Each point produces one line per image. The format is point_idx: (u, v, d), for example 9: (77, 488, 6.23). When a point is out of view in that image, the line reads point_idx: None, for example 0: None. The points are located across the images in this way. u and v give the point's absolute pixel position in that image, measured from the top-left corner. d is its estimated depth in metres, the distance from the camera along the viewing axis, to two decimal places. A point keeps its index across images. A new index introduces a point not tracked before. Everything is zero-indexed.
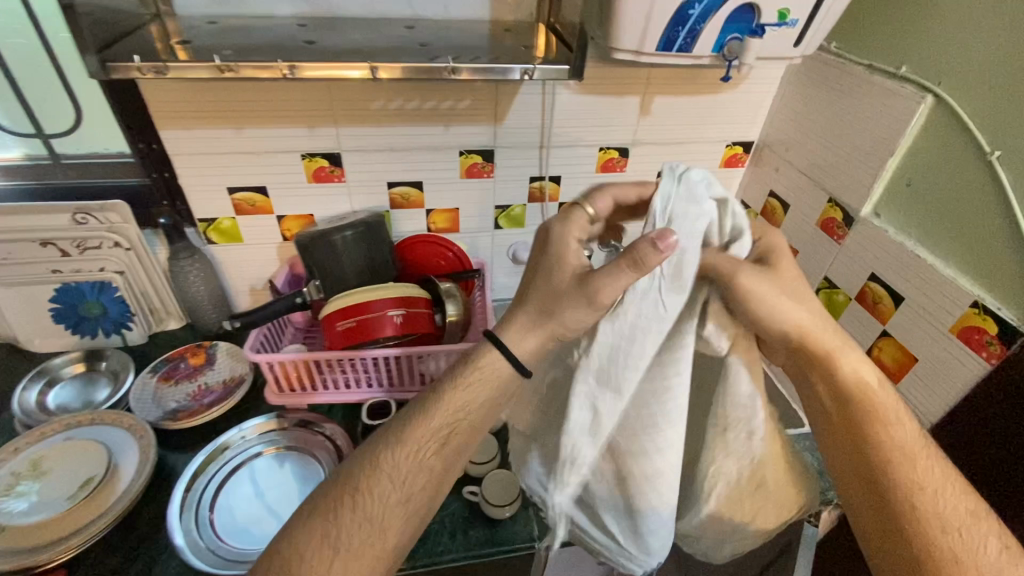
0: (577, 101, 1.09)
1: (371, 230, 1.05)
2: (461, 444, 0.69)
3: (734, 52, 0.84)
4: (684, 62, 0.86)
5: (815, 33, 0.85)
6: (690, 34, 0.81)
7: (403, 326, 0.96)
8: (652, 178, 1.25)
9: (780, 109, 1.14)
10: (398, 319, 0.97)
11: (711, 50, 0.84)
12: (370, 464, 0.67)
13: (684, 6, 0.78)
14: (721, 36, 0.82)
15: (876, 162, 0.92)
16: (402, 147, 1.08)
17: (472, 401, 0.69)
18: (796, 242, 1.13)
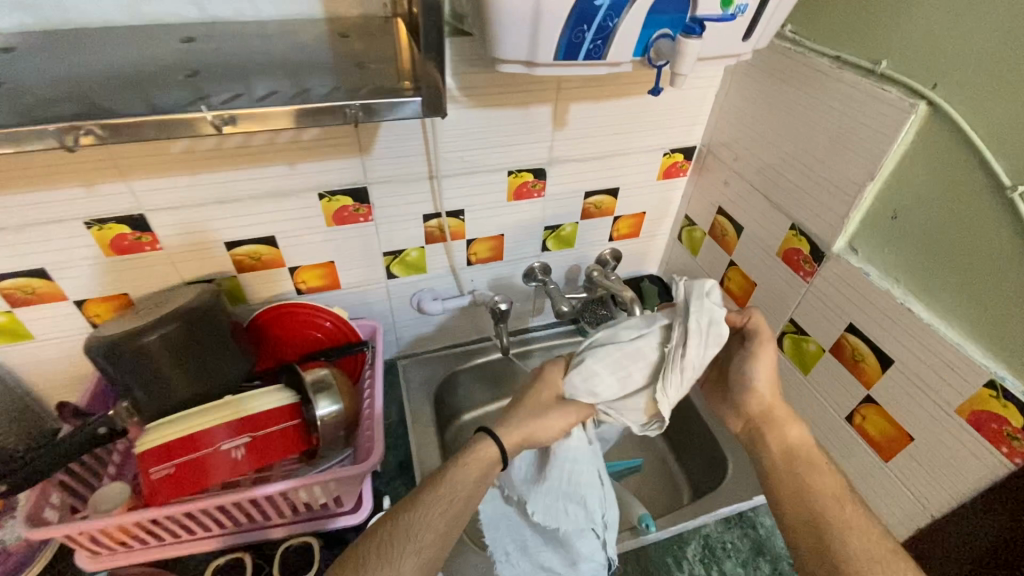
0: (469, 117, 0.82)
1: (205, 320, 0.77)
2: (455, 521, 0.68)
3: (664, 57, 0.60)
4: (596, 71, 0.61)
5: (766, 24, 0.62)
6: (598, 35, 0.56)
7: (244, 462, 0.73)
8: (578, 200, 1.01)
9: (726, 108, 0.92)
10: (240, 451, 0.73)
11: (632, 55, 0.60)
12: (401, 514, 0.68)
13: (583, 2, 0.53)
14: (641, 36, 0.58)
15: (851, 188, 0.72)
16: (234, 196, 0.79)
17: (471, 480, 0.72)
18: (753, 272, 0.93)
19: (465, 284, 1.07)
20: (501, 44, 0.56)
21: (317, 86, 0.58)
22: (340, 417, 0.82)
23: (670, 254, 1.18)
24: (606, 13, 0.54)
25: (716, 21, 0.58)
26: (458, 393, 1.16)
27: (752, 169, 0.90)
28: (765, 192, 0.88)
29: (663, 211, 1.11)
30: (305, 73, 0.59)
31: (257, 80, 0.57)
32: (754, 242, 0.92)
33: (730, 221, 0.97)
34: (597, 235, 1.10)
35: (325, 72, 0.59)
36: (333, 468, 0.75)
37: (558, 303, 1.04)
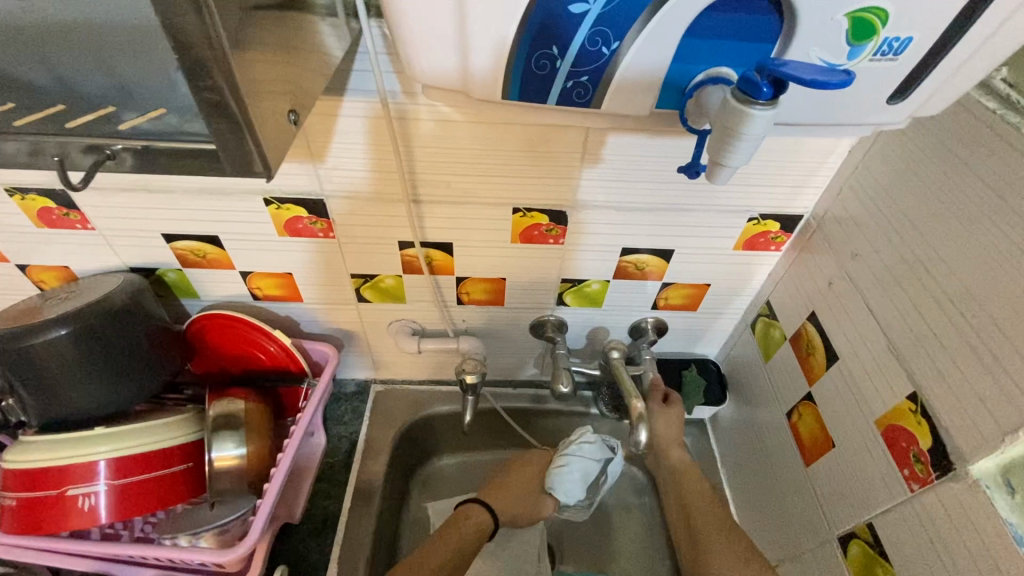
0: (459, 132, 0.59)
1: (113, 328, 0.67)
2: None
3: (714, 123, 0.39)
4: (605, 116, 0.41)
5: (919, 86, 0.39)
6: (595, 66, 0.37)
7: (95, 517, 0.62)
8: (612, 256, 0.75)
9: (865, 179, 0.59)
10: (90, 504, 0.62)
11: (657, 106, 0.41)
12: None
13: (544, 5, 0.33)
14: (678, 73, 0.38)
15: None
16: (162, 186, 0.65)
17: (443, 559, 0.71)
18: (835, 427, 0.63)
19: (455, 323, 0.86)
20: (410, 47, 0.37)
21: (109, 94, 0.37)
22: (243, 466, 0.69)
23: (736, 340, 0.87)
24: (593, 27, 0.35)
25: (806, 84, 0.33)
26: (434, 436, 0.99)
27: (873, 281, 0.58)
28: (883, 323, 0.56)
29: (737, 287, 0.80)
30: (105, 59, 0.37)
31: (52, 62, 0.37)
32: (847, 384, 0.61)
33: (823, 340, 0.66)
34: (635, 300, 0.82)
35: (127, 60, 0.36)
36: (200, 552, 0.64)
37: (557, 381, 0.80)
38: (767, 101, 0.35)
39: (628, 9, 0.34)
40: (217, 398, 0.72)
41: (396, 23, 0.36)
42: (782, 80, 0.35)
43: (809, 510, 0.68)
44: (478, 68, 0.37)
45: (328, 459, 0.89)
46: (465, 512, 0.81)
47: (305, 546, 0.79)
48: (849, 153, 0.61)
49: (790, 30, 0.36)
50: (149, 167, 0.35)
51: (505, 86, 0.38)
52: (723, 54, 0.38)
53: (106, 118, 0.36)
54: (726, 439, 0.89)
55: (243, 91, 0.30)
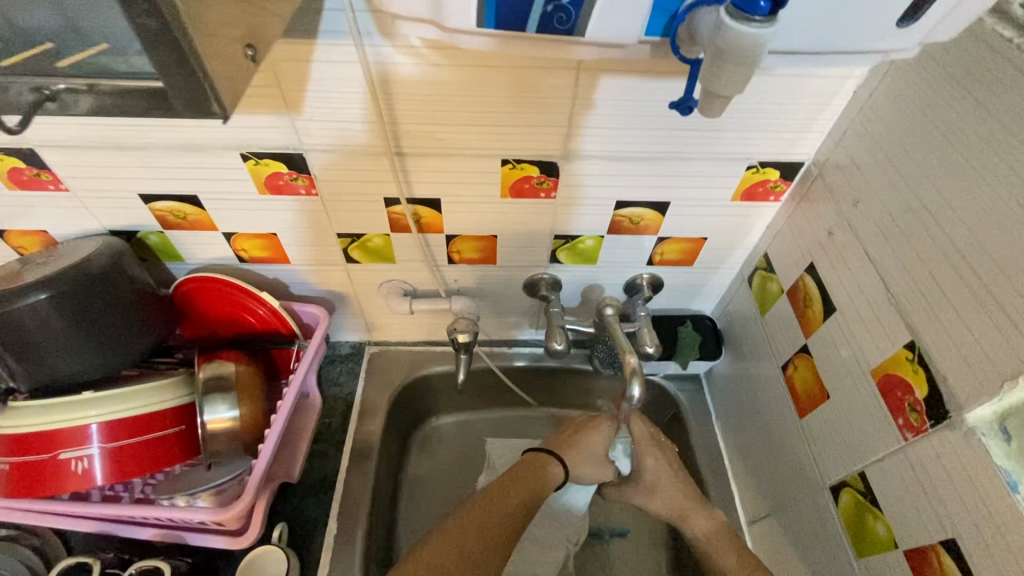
0: (442, 78, 0.56)
1: (95, 292, 0.66)
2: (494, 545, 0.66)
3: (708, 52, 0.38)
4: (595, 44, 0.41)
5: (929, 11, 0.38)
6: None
7: (90, 479, 0.62)
8: (606, 209, 0.72)
9: (869, 121, 0.56)
10: (83, 466, 0.62)
11: (646, 33, 0.41)
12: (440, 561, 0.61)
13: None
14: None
15: None
16: (132, 142, 0.62)
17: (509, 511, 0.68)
18: (830, 379, 0.62)
19: (447, 283, 0.85)
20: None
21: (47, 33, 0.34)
22: (237, 428, 0.69)
23: (732, 295, 0.86)
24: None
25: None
26: (430, 397, 0.99)
27: (874, 230, 0.56)
28: (883, 272, 0.55)
29: (734, 240, 0.78)
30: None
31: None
32: (844, 336, 0.60)
33: (820, 291, 0.64)
34: (630, 256, 0.80)
35: None
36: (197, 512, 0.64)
37: (551, 339, 0.79)
38: (765, 18, 0.34)
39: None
40: (206, 360, 0.71)
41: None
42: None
43: (802, 461, 0.68)
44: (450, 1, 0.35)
45: (324, 420, 0.89)
46: (535, 462, 0.76)
47: (304, 505, 0.80)
48: (854, 94, 0.58)
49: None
50: (99, 111, 0.32)
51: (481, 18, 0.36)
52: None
53: (49, 56, 0.33)
54: (721, 394, 0.89)
55: (191, 22, 0.27)
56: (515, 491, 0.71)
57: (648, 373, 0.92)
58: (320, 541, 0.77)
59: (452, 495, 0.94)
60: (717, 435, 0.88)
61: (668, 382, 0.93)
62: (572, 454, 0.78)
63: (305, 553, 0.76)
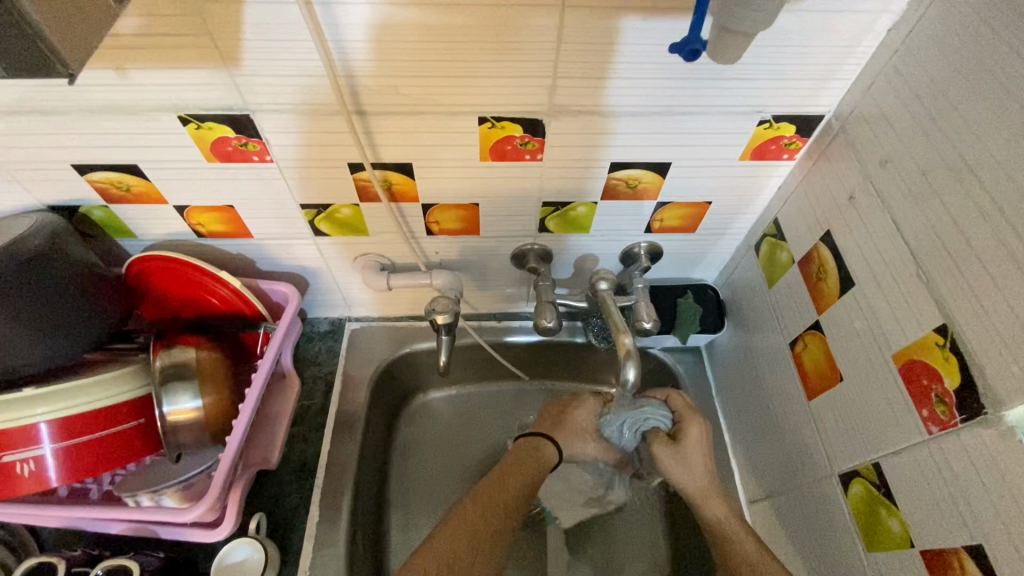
0: (398, 20, 0.47)
1: (29, 279, 0.59)
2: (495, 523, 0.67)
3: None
4: None
5: None
6: None
7: (42, 482, 0.58)
8: (599, 173, 0.65)
9: (906, 65, 0.48)
10: (34, 469, 0.57)
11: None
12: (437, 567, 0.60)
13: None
14: None
15: None
16: (51, 105, 0.53)
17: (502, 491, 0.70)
18: (845, 360, 0.56)
19: (428, 256, 0.78)
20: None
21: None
22: (202, 419, 0.64)
23: (737, 263, 0.79)
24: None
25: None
26: (417, 374, 0.94)
27: (904, 194, 0.49)
28: (913, 245, 0.48)
29: (742, 204, 0.70)
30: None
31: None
32: (864, 315, 0.54)
33: (837, 262, 0.58)
34: (627, 223, 0.73)
35: None
36: (158, 512, 0.60)
37: (540, 316, 0.73)
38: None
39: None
40: (164, 347, 0.65)
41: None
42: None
43: (808, 445, 0.63)
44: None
45: (304, 402, 0.84)
46: (528, 446, 0.77)
47: (284, 491, 0.77)
48: (890, 33, 0.49)
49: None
50: None
51: None
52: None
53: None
54: (723, 368, 0.83)
55: None
56: (517, 478, 0.72)
57: (646, 346, 0.86)
58: (301, 529, 0.74)
59: (441, 473, 0.91)
60: (717, 410, 0.84)
61: (666, 355, 0.87)
62: (566, 433, 0.80)
63: (286, 541, 0.73)
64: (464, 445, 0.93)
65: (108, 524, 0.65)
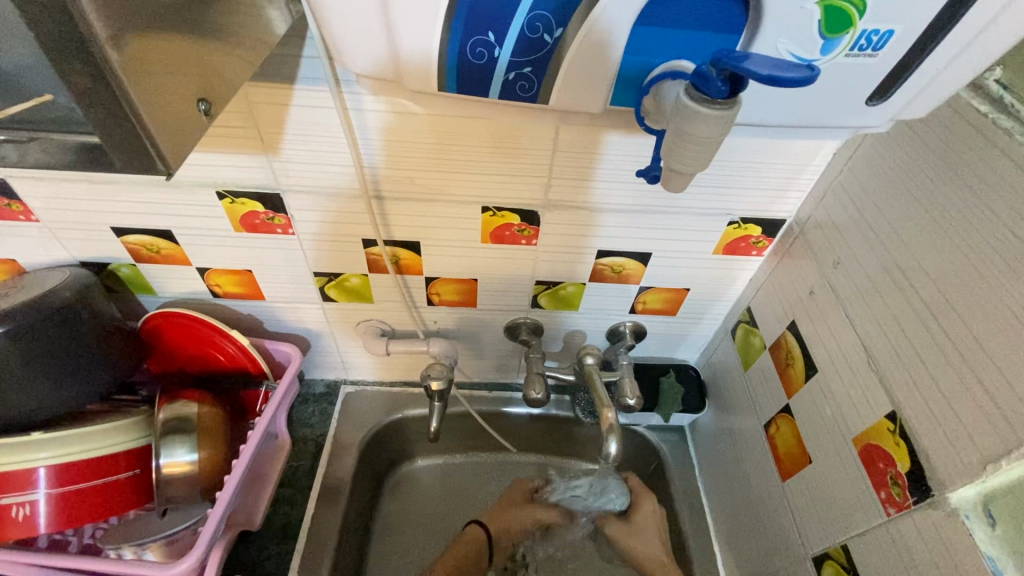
0: (417, 125, 0.56)
1: (56, 326, 0.63)
2: None
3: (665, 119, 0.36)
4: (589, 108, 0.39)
5: (918, 99, 0.38)
6: (534, 56, 0.35)
7: (31, 528, 0.58)
8: (588, 258, 0.72)
9: (849, 183, 0.56)
10: (25, 515, 0.58)
11: (610, 101, 0.38)
12: None
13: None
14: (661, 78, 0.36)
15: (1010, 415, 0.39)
16: (105, 176, 0.60)
17: None
18: (812, 443, 0.60)
19: (427, 324, 0.83)
20: (336, 35, 0.36)
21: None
22: (194, 472, 0.66)
23: (715, 346, 0.84)
24: (531, 12, 0.33)
25: (763, 80, 0.30)
26: (406, 440, 0.96)
27: (853, 291, 0.55)
28: (863, 337, 0.53)
29: (718, 292, 0.77)
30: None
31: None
32: (827, 399, 0.58)
33: (801, 349, 0.63)
34: (613, 303, 0.79)
35: None
36: (136, 567, 0.60)
37: (529, 388, 0.77)
38: (728, 101, 0.33)
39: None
40: (169, 401, 0.68)
41: (322, 18, 0.35)
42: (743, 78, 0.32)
43: (784, 527, 0.65)
44: (417, 50, 0.34)
45: (292, 463, 0.85)
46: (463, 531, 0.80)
47: (264, 556, 0.76)
48: (833, 156, 0.58)
49: (756, 21, 0.33)
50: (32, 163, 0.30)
51: (440, 80, 0.37)
52: (684, 45, 0.35)
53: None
54: (705, 448, 0.86)
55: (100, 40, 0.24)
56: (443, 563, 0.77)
57: (630, 423, 0.90)
58: None
59: (423, 546, 0.90)
60: (700, 491, 0.86)
61: (651, 432, 0.90)
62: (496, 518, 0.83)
63: None
64: (448, 514, 0.93)
65: None
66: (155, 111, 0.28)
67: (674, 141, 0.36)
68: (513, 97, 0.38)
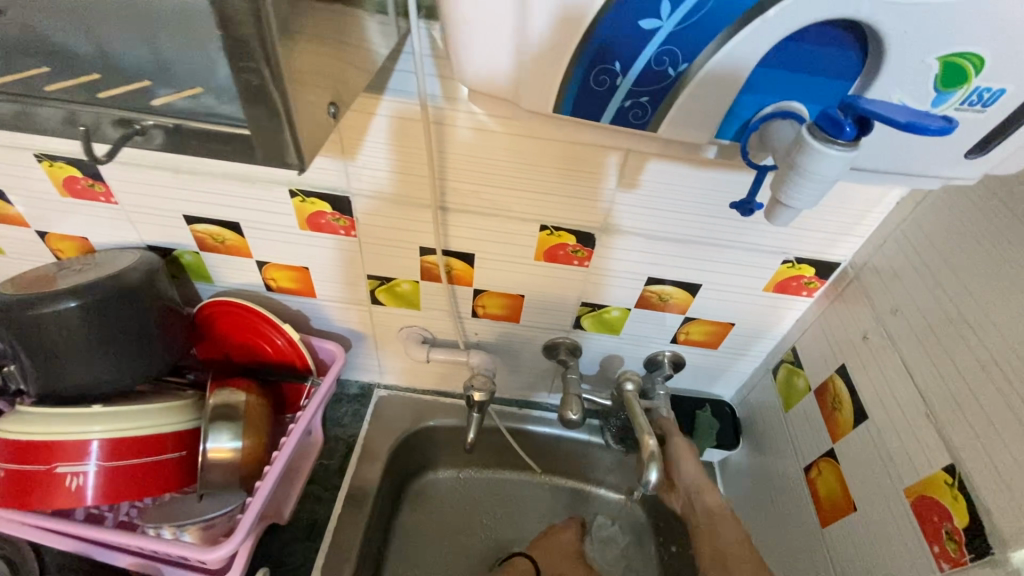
0: (491, 142, 0.58)
1: (124, 305, 0.66)
2: None
3: (777, 160, 0.36)
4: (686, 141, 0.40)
5: (1006, 154, 0.38)
6: (648, 87, 0.35)
7: (81, 499, 0.60)
8: (637, 285, 0.72)
9: (913, 232, 0.57)
10: (78, 485, 0.60)
11: (718, 136, 0.38)
12: None
13: (611, 22, 0.32)
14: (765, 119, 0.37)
15: None
16: (189, 167, 0.64)
17: None
18: (857, 491, 0.59)
19: (468, 336, 0.84)
20: (458, 54, 0.38)
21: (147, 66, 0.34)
22: (237, 460, 0.67)
23: (755, 384, 0.84)
24: (660, 47, 0.33)
25: (901, 127, 0.31)
26: (432, 450, 0.96)
27: (912, 339, 0.55)
28: (922, 387, 0.53)
29: (762, 329, 0.77)
30: (152, 29, 0.35)
31: (97, 32, 0.36)
32: (877, 446, 0.58)
33: (851, 394, 0.62)
34: (655, 332, 0.79)
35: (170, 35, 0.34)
36: (171, 545, 0.61)
37: (565, 408, 0.77)
38: (848, 142, 0.32)
39: (704, 30, 0.32)
40: (219, 387, 0.70)
41: (451, 39, 0.37)
42: (867, 121, 0.32)
43: (821, 573, 0.64)
44: (533, 74, 0.36)
45: (323, 461, 0.86)
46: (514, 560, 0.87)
47: (290, 550, 0.76)
48: (898, 204, 0.59)
49: (872, 71, 0.34)
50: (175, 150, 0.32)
51: (556, 102, 0.37)
52: (798, 88, 0.36)
53: (131, 94, 0.33)
54: (735, 487, 0.85)
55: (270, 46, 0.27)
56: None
57: None
58: None
59: (441, 558, 0.90)
60: None
61: None
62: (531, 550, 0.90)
63: None
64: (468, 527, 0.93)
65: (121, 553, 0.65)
66: (297, 113, 0.30)
67: (780, 179, 0.36)
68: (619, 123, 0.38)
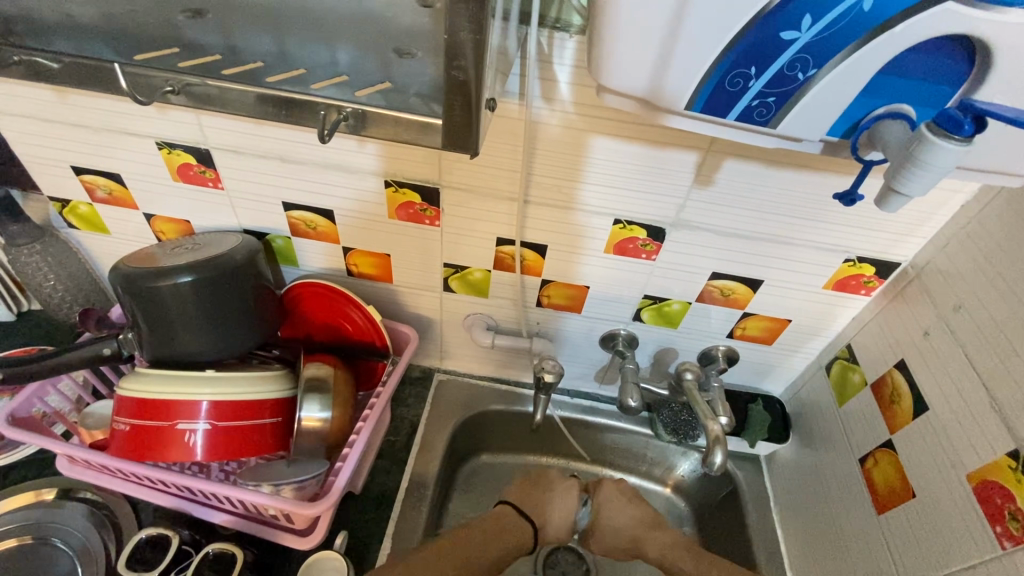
0: (579, 137, 0.62)
1: (232, 281, 0.72)
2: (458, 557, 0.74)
3: (888, 156, 0.39)
4: (789, 144, 0.44)
5: None
6: (771, 92, 0.38)
7: (195, 453, 0.66)
8: (700, 279, 0.76)
9: (981, 233, 0.60)
10: (193, 441, 0.66)
11: (826, 133, 0.41)
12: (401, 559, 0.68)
13: (754, 32, 0.35)
14: (872, 122, 0.40)
15: None
16: (296, 157, 0.70)
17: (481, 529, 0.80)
18: (917, 480, 0.62)
19: (530, 324, 0.89)
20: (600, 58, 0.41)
21: (335, 69, 0.47)
22: (325, 428, 0.73)
23: (806, 380, 0.87)
24: (795, 54, 0.36)
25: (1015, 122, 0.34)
26: (485, 434, 1.00)
27: (975, 334, 0.58)
28: (986, 377, 0.56)
29: (818, 327, 0.80)
30: None
31: None
32: (938, 435, 0.61)
33: (910, 387, 0.66)
34: (713, 326, 0.83)
35: None
36: (272, 499, 0.66)
37: (626, 394, 0.81)
38: (965, 138, 0.35)
39: (839, 40, 0.35)
40: (308, 360, 0.76)
41: (597, 42, 0.40)
42: (982, 118, 0.35)
43: (877, 558, 0.67)
44: (671, 83, 0.39)
45: (389, 438, 0.91)
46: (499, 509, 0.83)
47: (364, 518, 0.82)
48: (962, 207, 0.62)
49: (978, 78, 0.37)
50: None
51: (689, 99, 0.40)
52: (903, 94, 0.39)
53: None
54: (783, 479, 0.88)
55: None
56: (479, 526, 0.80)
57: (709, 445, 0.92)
58: (375, 555, 0.78)
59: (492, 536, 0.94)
60: (774, 525, 0.87)
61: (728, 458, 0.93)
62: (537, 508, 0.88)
63: (359, 566, 0.77)
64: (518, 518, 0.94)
65: (220, 509, 0.72)
66: None
67: (896, 170, 0.38)
68: (735, 122, 0.41)
